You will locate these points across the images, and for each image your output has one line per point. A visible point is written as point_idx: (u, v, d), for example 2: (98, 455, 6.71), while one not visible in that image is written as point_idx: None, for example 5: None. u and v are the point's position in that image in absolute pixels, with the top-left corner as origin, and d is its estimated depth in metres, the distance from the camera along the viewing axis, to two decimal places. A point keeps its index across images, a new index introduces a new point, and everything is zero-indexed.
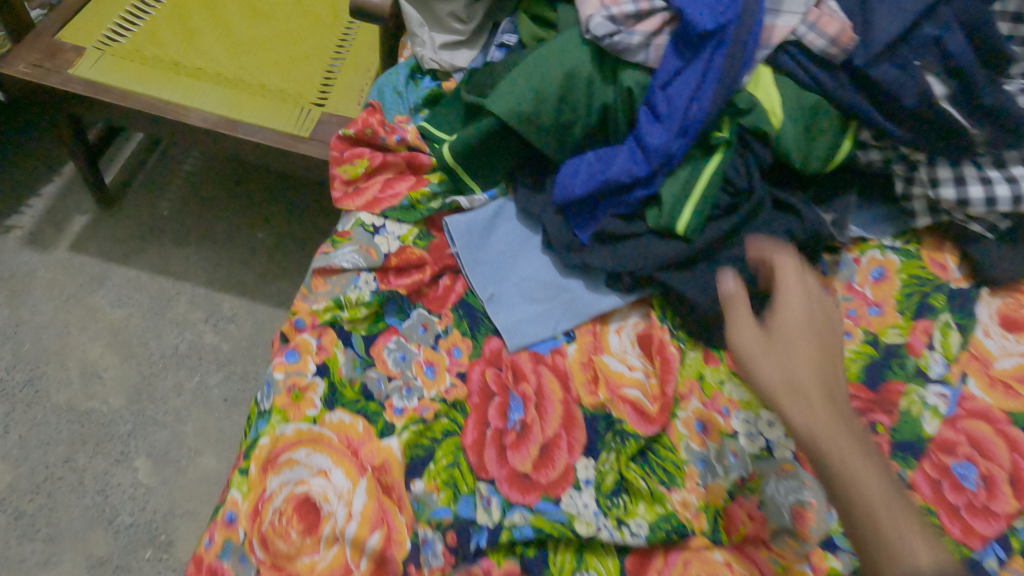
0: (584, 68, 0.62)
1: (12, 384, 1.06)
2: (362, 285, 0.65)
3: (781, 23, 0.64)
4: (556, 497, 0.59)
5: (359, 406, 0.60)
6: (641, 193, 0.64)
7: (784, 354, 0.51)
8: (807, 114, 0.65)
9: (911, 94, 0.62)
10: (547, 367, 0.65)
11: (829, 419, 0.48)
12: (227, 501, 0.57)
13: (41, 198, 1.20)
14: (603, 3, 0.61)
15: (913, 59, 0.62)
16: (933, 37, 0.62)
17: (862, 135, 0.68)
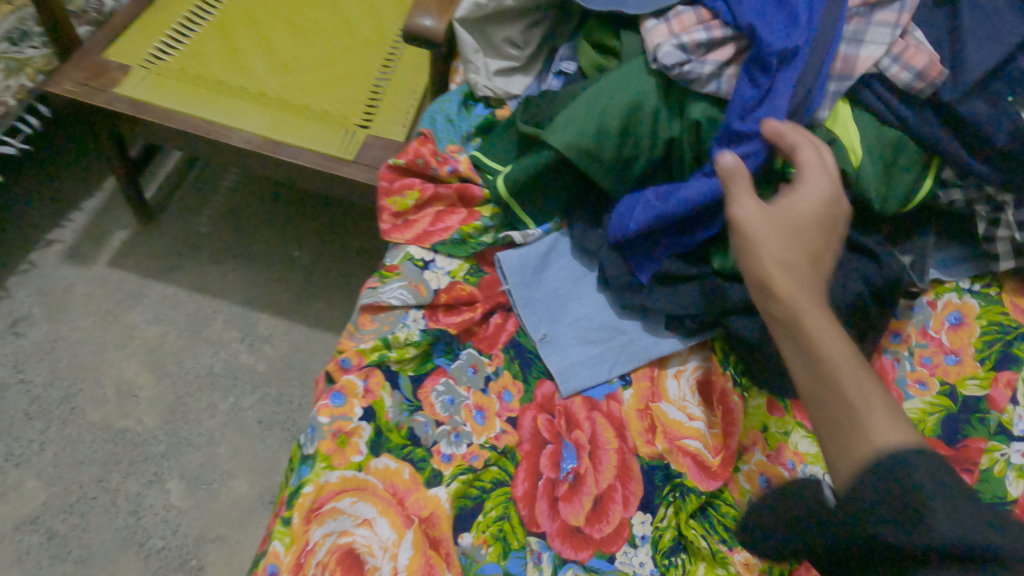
0: (649, 100, 0.59)
1: (49, 400, 1.05)
2: (410, 323, 0.62)
3: (864, 53, 0.59)
4: (610, 553, 0.57)
5: (405, 452, 0.57)
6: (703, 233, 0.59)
7: (786, 235, 0.49)
8: (890, 150, 0.61)
9: (1002, 132, 0.58)
10: (601, 415, 0.62)
11: (812, 294, 0.47)
12: (269, 552, 0.53)
13: (81, 212, 1.19)
14: (672, 32, 0.58)
15: (1006, 95, 0.58)
16: None
17: (944, 173, 0.64)
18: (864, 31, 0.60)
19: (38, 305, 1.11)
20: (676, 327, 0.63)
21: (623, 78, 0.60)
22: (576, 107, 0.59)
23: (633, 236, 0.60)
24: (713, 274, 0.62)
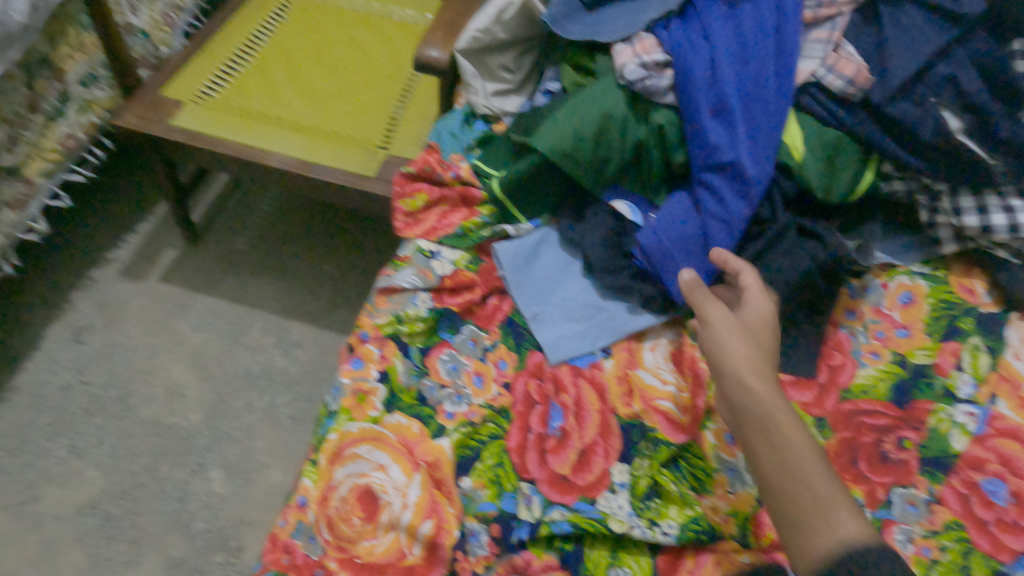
0: (618, 110, 0.69)
1: (107, 399, 1.17)
2: (419, 302, 0.73)
3: (803, 66, 0.70)
4: (592, 497, 0.65)
5: (415, 409, 0.67)
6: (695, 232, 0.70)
7: (719, 344, 0.57)
8: (831, 147, 0.70)
9: (928, 128, 0.67)
10: (586, 380, 0.70)
11: (767, 389, 0.53)
12: (300, 485, 0.64)
13: (136, 234, 1.34)
14: (635, 53, 0.69)
15: (929, 97, 0.67)
16: (946, 76, 0.67)
17: (883, 166, 0.73)
18: (802, 47, 0.70)
19: (98, 316, 1.24)
20: (649, 304, 0.73)
21: (598, 93, 0.70)
22: (555, 120, 0.69)
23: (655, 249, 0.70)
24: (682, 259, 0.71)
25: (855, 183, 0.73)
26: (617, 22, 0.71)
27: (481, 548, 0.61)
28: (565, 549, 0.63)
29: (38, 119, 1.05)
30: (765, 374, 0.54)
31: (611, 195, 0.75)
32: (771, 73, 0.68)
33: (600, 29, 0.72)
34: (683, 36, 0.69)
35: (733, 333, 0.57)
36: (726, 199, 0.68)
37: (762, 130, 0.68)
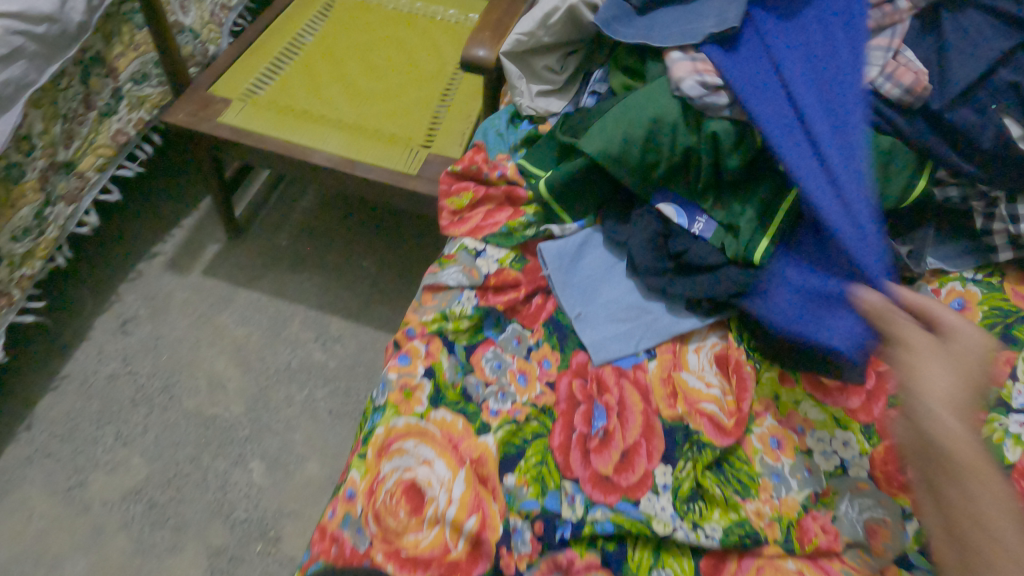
0: (669, 115, 0.69)
1: (152, 388, 1.20)
2: (465, 300, 0.73)
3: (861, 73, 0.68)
4: (635, 498, 0.65)
5: (460, 406, 0.68)
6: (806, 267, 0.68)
7: (909, 373, 0.51)
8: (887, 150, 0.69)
9: (988, 137, 0.66)
10: (629, 381, 0.70)
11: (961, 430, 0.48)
12: (348, 478, 0.65)
13: (181, 229, 1.37)
14: (694, 68, 0.68)
15: (991, 103, 0.66)
16: (1011, 82, 0.66)
17: (937, 172, 0.71)
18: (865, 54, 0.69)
19: (144, 308, 1.27)
20: (693, 307, 0.73)
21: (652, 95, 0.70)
22: (607, 123, 0.70)
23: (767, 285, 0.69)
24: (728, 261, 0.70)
25: (909, 188, 0.71)
26: (673, 30, 0.71)
27: (524, 545, 0.62)
28: (607, 548, 0.63)
29: (92, 115, 1.08)
30: (965, 407, 0.49)
31: (657, 199, 0.74)
32: (834, 78, 0.67)
33: (655, 35, 0.72)
34: (744, 67, 0.68)
35: (924, 360, 0.51)
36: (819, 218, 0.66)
37: (840, 135, 0.66)
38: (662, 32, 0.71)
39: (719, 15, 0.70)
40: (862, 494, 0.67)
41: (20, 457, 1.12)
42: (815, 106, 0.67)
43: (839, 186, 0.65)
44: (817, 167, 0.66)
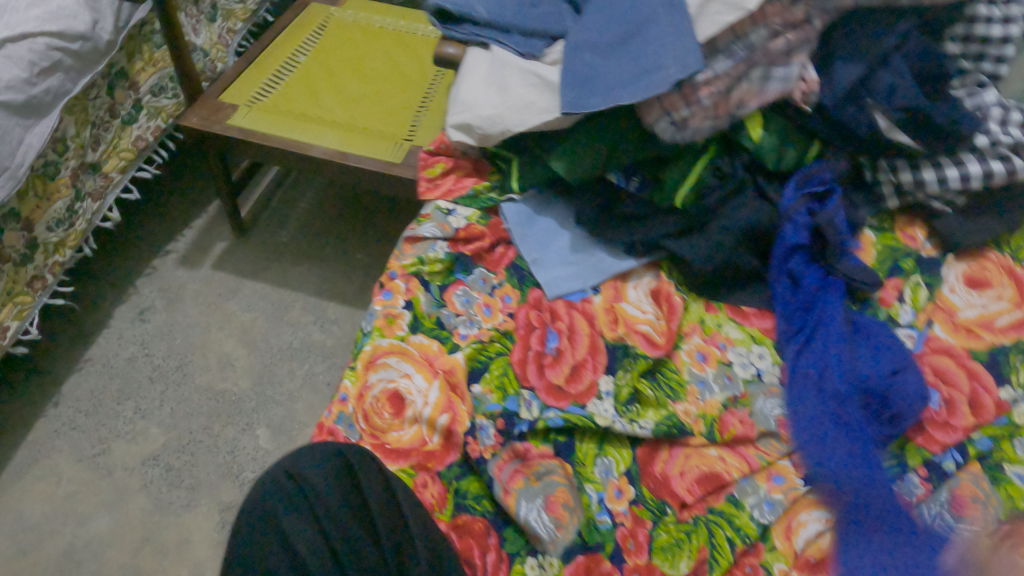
0: (628, 140, 0.82)
1: (167, 367, 1.33)
2: (438, 249, 0.86)
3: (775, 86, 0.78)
4: (583, 403, 0.78)
5: (435, 330, 0.81)
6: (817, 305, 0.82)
7: None
8: (783, 125, 0.84)
9: (864, 128, 0.81)
10: (578, 311, 0.84)
11: None
12: (341, 386, 0.78)
13: (192, 229, 1.51)
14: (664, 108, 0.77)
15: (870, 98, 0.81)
16: (890, 84, 0.79)
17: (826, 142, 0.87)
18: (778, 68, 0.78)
19: (159, 298, 1.41)
20: (632, 251, 0.87)
21: None
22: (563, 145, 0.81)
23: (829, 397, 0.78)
24: (656, 211, 0.86)
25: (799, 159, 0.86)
26: (636, 83, 0.73)
27: (489, 438, 0.74)
28: (558, 441, 0.76)
29: (116, 123, 1.24)
30: None
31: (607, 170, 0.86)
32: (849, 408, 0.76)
33: (621, 92, 0.73)
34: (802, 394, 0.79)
35: None
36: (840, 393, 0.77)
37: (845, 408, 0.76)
38: (625, 86, 0.73)
39: (677, 61, 0.71)
40: (774, 397, 0.80)
41: (49, 430, 1.24)
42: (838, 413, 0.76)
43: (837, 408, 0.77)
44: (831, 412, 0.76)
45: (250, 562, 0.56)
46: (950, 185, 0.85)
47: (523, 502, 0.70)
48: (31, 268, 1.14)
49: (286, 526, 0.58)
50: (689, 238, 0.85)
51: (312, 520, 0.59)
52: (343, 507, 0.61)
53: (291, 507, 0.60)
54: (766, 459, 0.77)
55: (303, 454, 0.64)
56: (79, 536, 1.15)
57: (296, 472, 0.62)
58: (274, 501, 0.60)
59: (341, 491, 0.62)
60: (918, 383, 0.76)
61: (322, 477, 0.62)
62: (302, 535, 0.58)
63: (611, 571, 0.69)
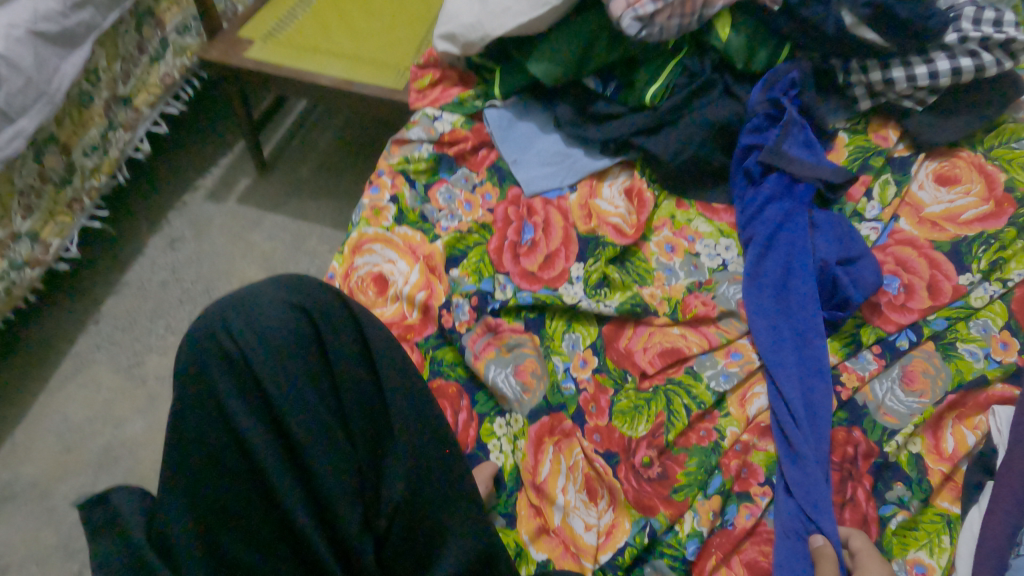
0: (601, 39, 0.85)
1: (196, 290, 1.43)
2: (423, 149, 0.92)
3: None
4: (554, 286, 0.84)
5: (419, 223, 0.88)
6: (766, 223, 0.84)
7: None
8: (753, 27, 0.87)
9: (830, 24, 0.84)
10: (554, 207, 0.89)
11: None
12: (328, 268, 0.85)
13: (219, 167, 1.60)
14: (630, 5, 0.80)
15: None
16: None
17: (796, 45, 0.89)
18: None
19: (188, 230, 1.51)
20: (606, 150, 0.91)
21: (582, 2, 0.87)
22: (540, 52, 0.86)
23: (787, 307, 0.80)
24: (630, 111, 0.90)
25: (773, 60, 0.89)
26: None
27: (464, 315, 0.80)
28: (528, 317, 0.82)
29: (144, 60, 1.33)
30: None
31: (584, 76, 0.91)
32: (802, 311, 0.79)
33: None
34: (758, 311, 0.80)
35: None
36: (795, 303, 0.80)
37: (805, 319, 0.79)
38: None
39: None
40: (738, 284, 0.84)
41: (90, 344, 1.35)
42: (795, 323, 0.79)
43: (794, 318, 0.79)
44: (788, 325, 0.79)
45: (203, 426, 0.53)
46: (919, 83, 0.86)
47: (492, 367, 0.77)
48: (70, 190, 1.25)
49: (232, 405, 0.53)
50: (660, 134, 0.88)
51: (263, 395, 0.54)
52: (301, 383, 0.55)
53: (234, 377, 0.54)
54: (725, 336, 0.80)
55: (247, 306, 0.55)
56: (116, 436, 1.26)
57: (238, 333, 0.54)
58: (215, 368, 0.53)
59: (302, 357, 0.56)
60: (871, 270, 0.79)
61: (281, 333, 0.55)
62: (249, 414, 0.53)
63: (572, 429, 0.75)
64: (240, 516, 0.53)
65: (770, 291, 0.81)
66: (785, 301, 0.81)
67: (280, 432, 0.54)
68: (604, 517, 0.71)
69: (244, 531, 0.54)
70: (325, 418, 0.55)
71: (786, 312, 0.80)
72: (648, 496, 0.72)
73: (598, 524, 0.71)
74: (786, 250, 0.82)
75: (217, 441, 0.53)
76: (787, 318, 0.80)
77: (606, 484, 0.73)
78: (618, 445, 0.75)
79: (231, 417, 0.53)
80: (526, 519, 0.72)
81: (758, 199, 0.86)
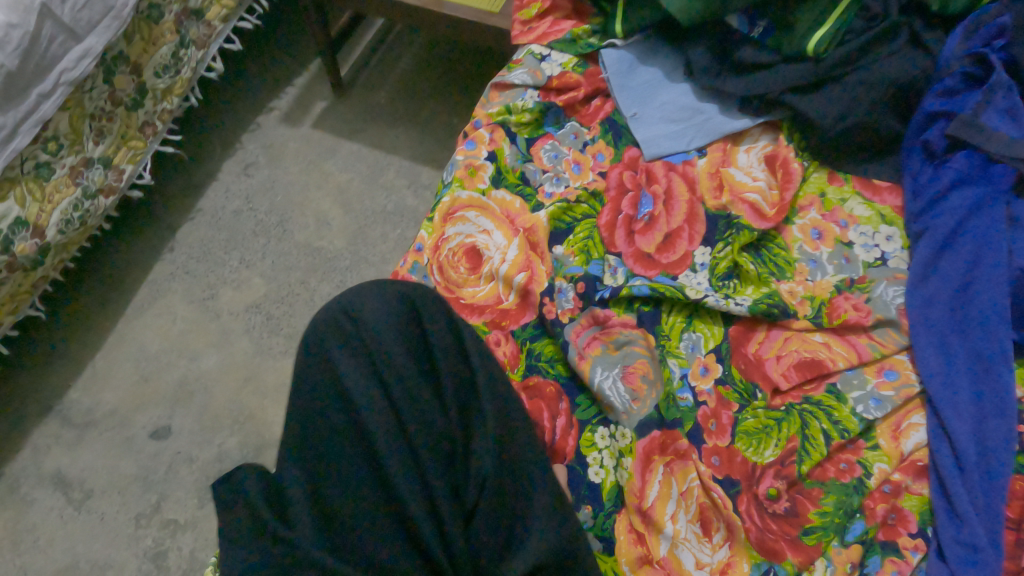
0: None
1: (269, 222, 1.34)
2: (527, 98, 0.80)
3: None
4: (674, 274, 0.71)
5: (519, 185, 0.76)
6: (947, 213, 0.68)
7: None
8: None
9: None
10: (678, 174, 0.75)
11: None
12: (417, 236, 0.75)
13: (294, 87, 1.49)
14: None
15: None
16: None
17: None
18: None
19: (262, 155, 1.42)
20: (747, 107, 0.76)
21: None
22: None
23: (961, 321, 0.65)
24: (783, 60, 0.72)
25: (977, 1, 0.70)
26: None
27: (567, 303, 0.70)
28: (642, 310, 0.71)
29: None
30: None
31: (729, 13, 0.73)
32: (982, 331, 0.63)
33: None
34: (924, 325, 0.65)
35: None
36: (974, 319, 0.64)
37: (984, 342, 0.63)
38: None
39: None
40: (898, 284, 0.69)
41: (165, 273, 1.29)
42: (969, 345, 0.64)
43: (970, 337, 0.64)
44: (959, 346, 0.64)
45: (313, 402, 0.57)
46: None
47: (598, 369, 0.67)
48: (142, 113, 1.17)
49: (350, 381, 0.56)
50: (820, 93, 0.72)
51: (377, 375, 0.57)
52: (402, 366, 0.58)
53: (352, 355, 0.58)
54: (879, 350, 0.66)
55: (362, 290, 0.60)
56: (191, 370, 1.20)
57: (355, 312, 0.59)
58: (331, 343, 0.58)
59: (408, 340, 0.59)
60: None
61: (386, 319, 0.59)
62: (363, 388, 0.56)
63: (688, 450, 0.65)
64: (349, 492, 0.54)
65: (941, 301, 0.66)
66: (958, 314, 0.65)
67: (390, 412, 0.56)
68: (718, 553, 0.62)
69: (350, 501, 0.54)
70: (426, 403, 0.58)
71: (959, 329, 0.65)
72: (772, 538, 0.61)
73: (710, 563, 0.61)
74: (969, 250, 0.66)
75: (334, 414, 0.56)
76: (960, 337, 0.65)
77: (724, 518, 0.62)
78: (740, 472, 0.64)
79: (347, 394, 0.56)
80: (625, 546, 0.62)
81: (936, 183, 0.70)
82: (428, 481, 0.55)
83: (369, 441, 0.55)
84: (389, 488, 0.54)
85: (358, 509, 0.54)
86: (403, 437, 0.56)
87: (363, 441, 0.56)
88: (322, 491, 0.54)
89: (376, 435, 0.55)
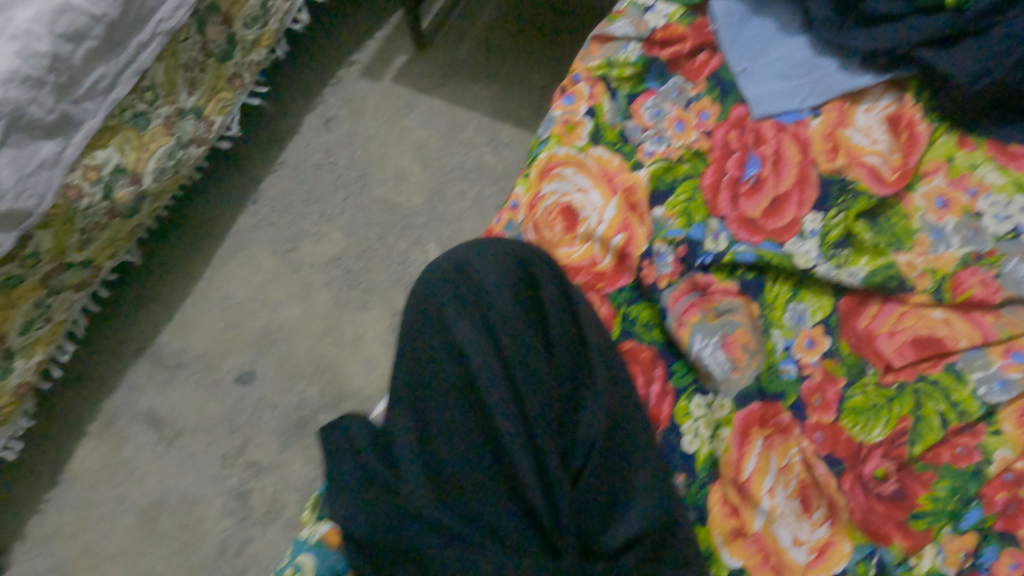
0: None
1: (349, 177, 1.35)
2: (630, 50, 0.76)
3: None
4: (780, 241, 0.68)
5: (618, 145, 0.73)
6: None
7: None
8: None
9: None
10: (789, 135, 0.71)
11: None
12: (513, 194, 0.73)
13: (375, 40, 1.48)
14: None
15: None
16: None
17: None
18: None
19: (343, 109, 1.41)
20: (870, 63, 0.70)
21: None
22: None
23: None
24: (915, 11, 0.66)
25: None
26: None
27: (666, 267, 0.68)
28: (746, 277, 0.68)
29: None
30: None
31: None
32: None
33: None
34: None
35: None
36: None
37: None
38: None
39: None
40: None
41: (249, 224, 1.31)
42: None
43: None
44: None
45: (426, 358, 0.59)
46: None
47: (697, 336, 0.64)
48: (232, 65, 1.18)
49: (462, 340, 0.59)
50: (958, 49, 0.65)
51: (489, 333, 0.59)
52: (510, 324, 0.60)
53: (462, 313, 0.60)
54: (1008, 331, 0.61)
55: (478, 248, 0.62)
56: (273, 320, 1.23)
57: (468, 272, 0.61)
58: (443, 300, 0.61)
59: (518, 301, 0.61)
60: None
61: (498, 279, 0.61)
62: (474, 345, 0.58)
63: (790, 424, 0.63)
64: (452, 446, 0.56)
65: None
66: None
67: (500, 369, 0.58)
68: (818, 531, 0.60)
69: (458, 454, 0.56)
70: (536, 363, 0.59)
71: None
72: (878, 520, 0.59)
73: (809, 540, 0.60)
74: None
75: (447, 370, 0.59)
76: None
77: (826, 496, 0.60)
78: (844, 450, 0.61)
79: (460, 351, 0.59)
80: (720, 518, 0.61)
81: None
82: (534, 440, 0.56)
83: (476, 397, 0.58)
84: (500, 447, 0.56)
85: (467, 464, 0.56)
86: (512, 395, 0.57)
87: (473, 399, 0.58)
88: (428, 444, 0.57)
89: (487, 392, 0.57)
